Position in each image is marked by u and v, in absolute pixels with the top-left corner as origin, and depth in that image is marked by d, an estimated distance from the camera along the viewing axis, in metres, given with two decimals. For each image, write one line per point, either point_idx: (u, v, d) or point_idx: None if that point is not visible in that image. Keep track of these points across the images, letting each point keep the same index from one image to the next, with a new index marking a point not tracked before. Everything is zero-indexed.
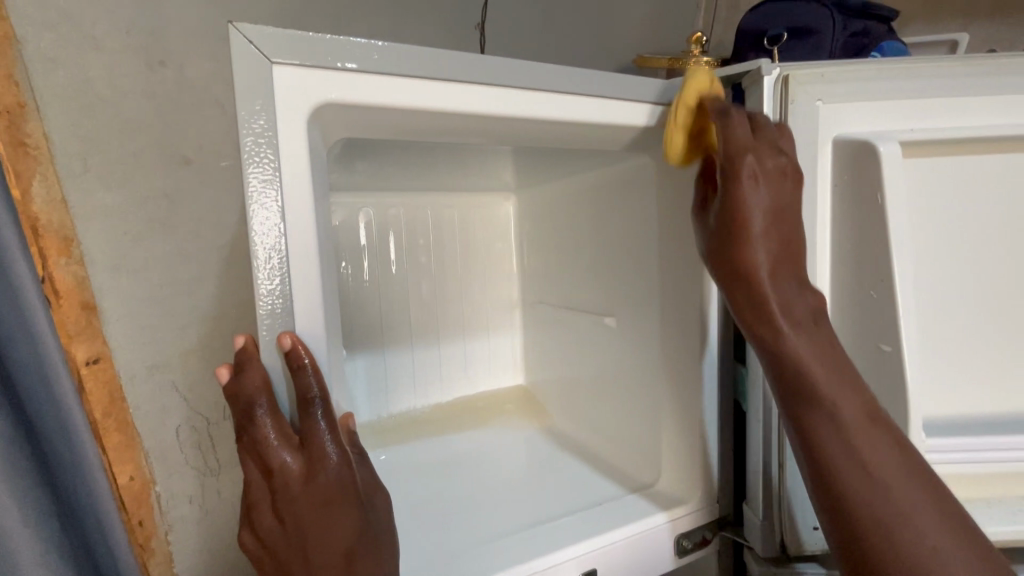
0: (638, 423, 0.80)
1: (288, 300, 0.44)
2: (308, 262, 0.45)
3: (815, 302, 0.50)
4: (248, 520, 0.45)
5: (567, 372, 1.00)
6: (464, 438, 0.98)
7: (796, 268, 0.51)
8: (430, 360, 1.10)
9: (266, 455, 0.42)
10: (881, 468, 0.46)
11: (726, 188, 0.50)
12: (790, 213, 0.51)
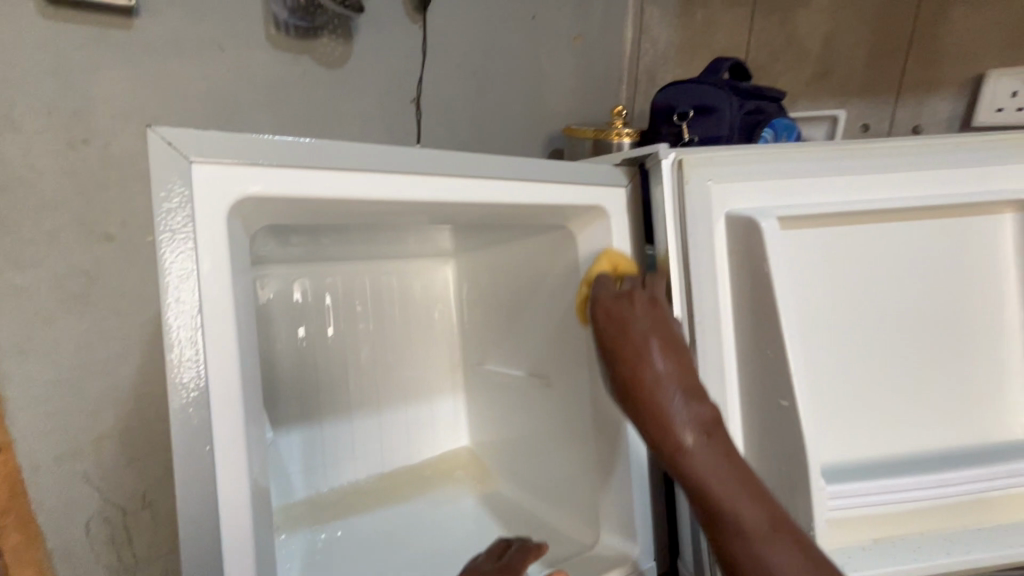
0: (577, 483, 0.81)
1: (203, 391, 0.44)
2: (226, 352, 0.45)
3: (710, 417, 0.54)
4: None
5: (509, 433, 1.00)
6: (405, 509, 0.94)
7: (687, 386, 0.56)
8: (370, 429, 1.08)
9: None
10: (721, 473, 0.52)
11: (609, 333, 0.60)
12: (673, 341, 0.58)
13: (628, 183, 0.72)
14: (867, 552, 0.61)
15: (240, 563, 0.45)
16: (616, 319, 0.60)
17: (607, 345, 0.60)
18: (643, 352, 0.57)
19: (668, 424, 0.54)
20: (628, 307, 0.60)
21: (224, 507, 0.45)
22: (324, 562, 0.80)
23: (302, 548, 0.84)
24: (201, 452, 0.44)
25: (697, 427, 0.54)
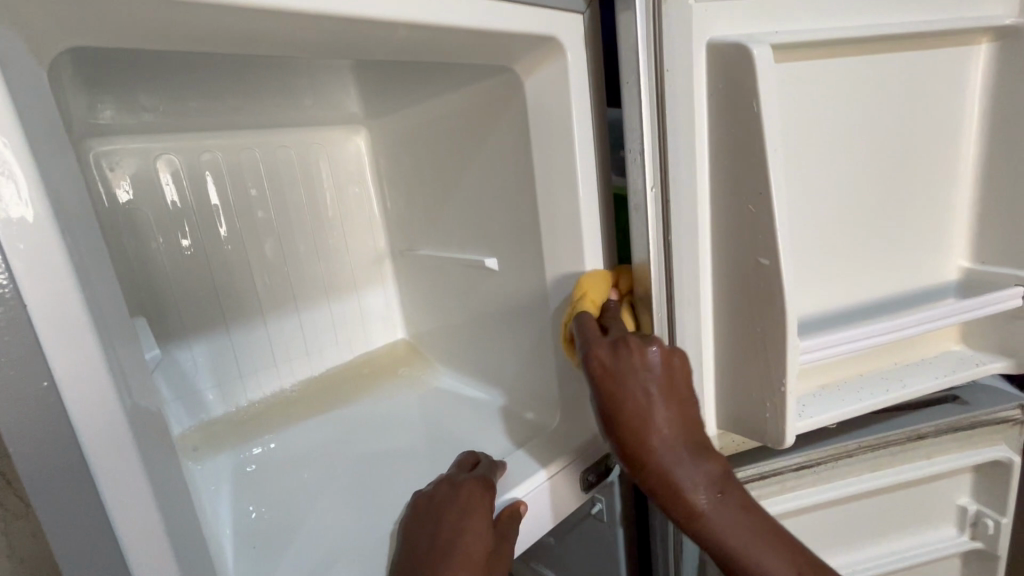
0: (534, 366, 0.76)
1: (16, 308, 0.29)
2: (42, 248, 0.29)
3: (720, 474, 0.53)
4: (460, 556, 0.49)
5: (451, 321, 0.92)
6: (342, 414, 0.86)
7: (699, 450, 0.53)
8: (290, 331, 0.95)
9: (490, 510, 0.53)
10: (717, 507, 0.52)
11: (622, 408, 0.52)
12: (674, 396, 0.53)
13: (586, 8, 0.57)
14: (820, 400, 0.63)
15: (139, 525, 0.34)
16: (640, 417, 0.52)
17: (628, 449, 0.53)
18: (659, 439, 0.52)
19: (686, 499, 0.52)
20: (632, 368, 0.52)
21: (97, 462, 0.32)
22: (258, 480, 0.72)
23: (231, 466, 0.75)
24: (41, 392, 0.30)
25: (693, 458, 0.52)
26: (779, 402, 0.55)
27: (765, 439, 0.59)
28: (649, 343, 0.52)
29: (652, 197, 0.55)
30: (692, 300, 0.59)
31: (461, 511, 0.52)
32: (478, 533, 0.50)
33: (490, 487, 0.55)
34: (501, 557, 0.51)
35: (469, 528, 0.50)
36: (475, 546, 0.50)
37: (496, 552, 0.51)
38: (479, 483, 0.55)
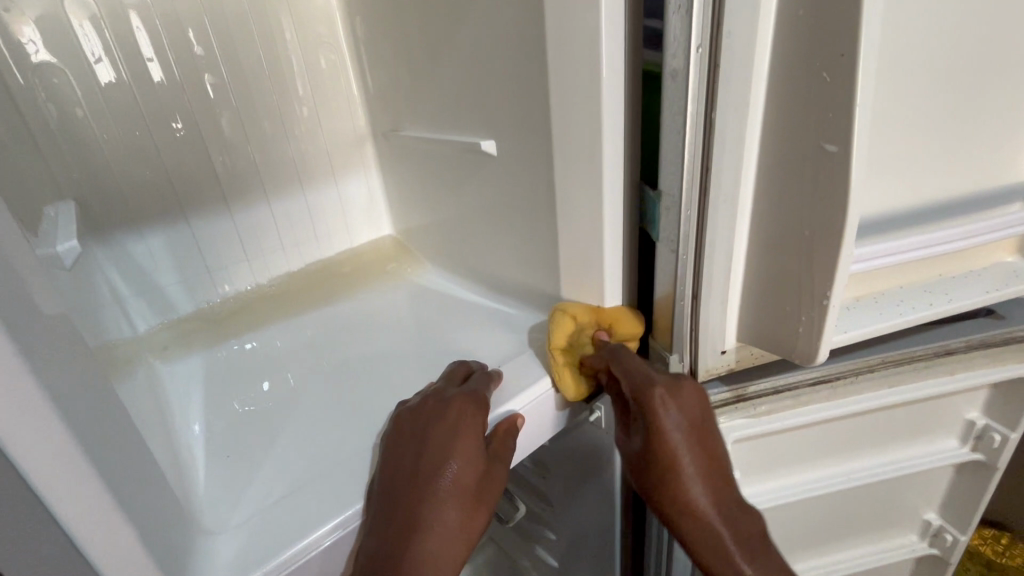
0: (536, 267, 0.68)
1: None
2: None
3: (756, 535, 0.54)
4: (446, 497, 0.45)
5: (442, 214, 0.82)
6: (323, 315, 0.79)
7: (736, 503, 0.54)
8: (263, 221, 0.85)
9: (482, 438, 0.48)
10: (760, 567, 0.53)
11: (654, 452, 0.53)
12: (707, 435, 0.53)
13: None
14: (857, 313, 0.55)
15: None
16: (671, 451, 0.52)
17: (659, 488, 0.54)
18: (690, 469, 0.52)
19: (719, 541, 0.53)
20: (673, 408, 0.52)
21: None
22: (235, 381, 0.67)
23: (206, 366, 0.70)
24: None
25: (731, 513, 0.54)
26: (817, 317, 0.48)
27: (791, 355, 0.53)
28: (689, 439, 0.52)
29: (696, 58, 0.43)
30: (729, 194, 0.49)
31: (449, 434, 0.47)
32: (466, 459, 0.46)
33: (483, 407, 0.49)
34: (496, 478, 0.47)
35: (455, 453, 0.46)
36: (464, 473, 0.46)
37: (493, 475, 0.47)
38: (471, 403, 0.49)
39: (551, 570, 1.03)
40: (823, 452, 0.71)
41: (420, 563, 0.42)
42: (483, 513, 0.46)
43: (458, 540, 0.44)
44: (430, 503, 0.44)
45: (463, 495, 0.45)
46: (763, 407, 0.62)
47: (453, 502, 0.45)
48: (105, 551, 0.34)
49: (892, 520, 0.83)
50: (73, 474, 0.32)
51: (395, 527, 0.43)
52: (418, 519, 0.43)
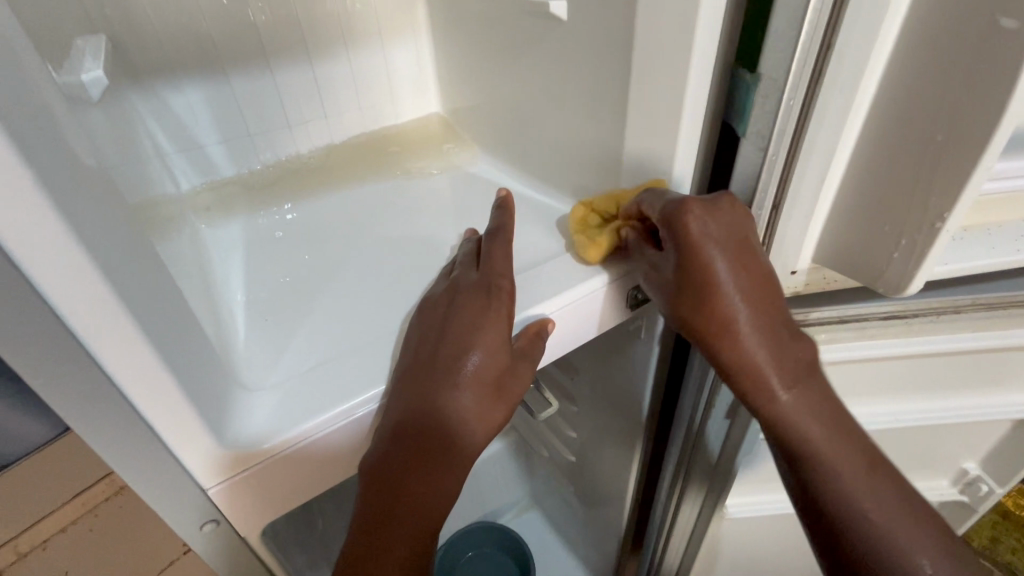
0: (596, 159, 0.62)
1: None
2: None
3: (807, 360, 0.50)
4: (466, 389, 0.44)
5: (496, 93, 0.75)
6: (363, 191, 0.76)
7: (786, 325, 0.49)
8: (305, 85, 0.79)
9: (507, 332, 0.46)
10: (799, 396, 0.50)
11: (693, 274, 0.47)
12: (758, 277, 0.47)
13: None
14: (968, 245, 0.47)
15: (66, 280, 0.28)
16: (715, 267, 0.46)
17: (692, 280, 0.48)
18: (732, 293, 0.47)
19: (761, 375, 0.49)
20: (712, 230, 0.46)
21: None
22: (278, 247, 0.67)
23: (248, 229, 0.70)
24: None
25: (779, 335, 0.49)
26: (921, 242, 0.42)
27: (874, 283, 0.47)
28: (734, 261, 0.46)
29: None
30: (849, 83, 0.40)
31: (475, 324, 0.46)
32: (490, 351, 0.45)
33: (511, 300, 0.48)
34: (522, 376, 0.47)
35: (478, 344, 0.45)
36: (488, 367, 0.45)
37: (517, 372, 0.47)
38: (501, 295, 0.47)
39: (569, 460, 1.08)
40: (879, 389, 0.67)
41: (434, 449, 0.43)
42: (505, 407, 0.46)
43: (476, 431, 0.45)
44: (448, 392, 0.43)
45: (482, 390, 0.45)
46: (823, 336, 0.57)
47: (471, 392, 0.44)
48: (147, 399, 0.35)
49: (928, 463, 0.80)
50: (107, 321, 0.32)
51: (412, 407, 0.43)
52: (437, 406, 0.43)
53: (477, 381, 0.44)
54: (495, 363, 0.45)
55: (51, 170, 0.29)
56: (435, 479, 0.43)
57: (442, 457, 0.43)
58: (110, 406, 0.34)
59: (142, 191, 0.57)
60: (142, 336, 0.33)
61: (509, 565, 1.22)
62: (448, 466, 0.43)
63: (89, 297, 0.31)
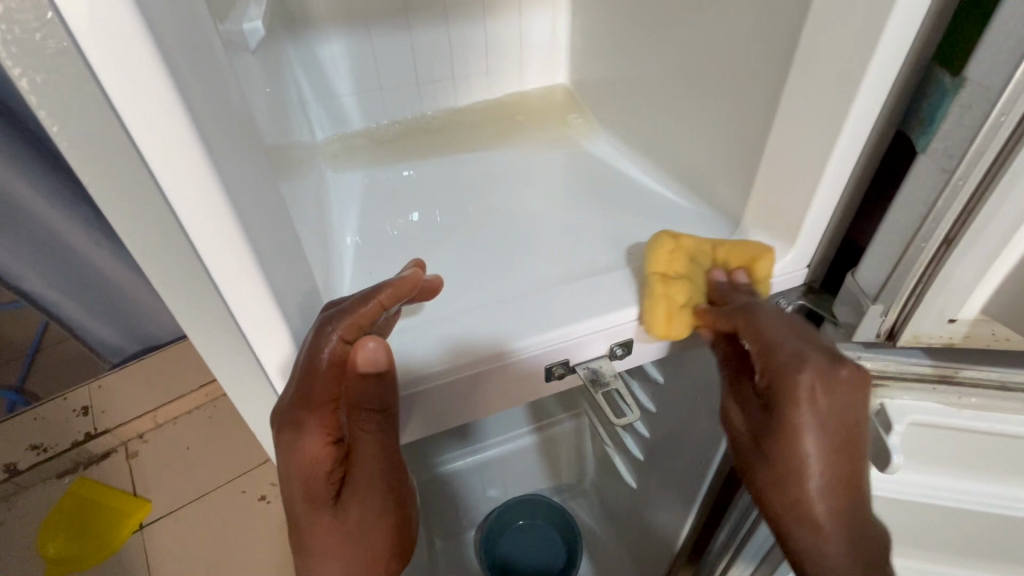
0: (734, 154, 0.58)
1: None
2: None
3: (870, 537, 0.42)
4: (305, 488, 0.41)
5: (634, 70, 0.71)
6: (477, 157, 0.76)
7: (852, 501, 0.42)
8: (440, 44, 0.80)
9: (315, 436, 0.40)
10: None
11: (782, 420, 0.41)
12: (846, 426, 0.41)
13: None
14: None
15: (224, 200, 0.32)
16: (800, 407, 0.40)
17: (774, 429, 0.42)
18: (809, 449, 0.41)
19: (816, 537, 0.42)
20: (806, 390, 0.40)
21: (133, 123, 0.29)
22: (393, 202, 0.70)
23: (368, 181, 0.73)
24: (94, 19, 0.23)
25: (839, 503, 0.42)
26: None
27: None
28: (826, 428, 0.40)
29: None
30: None
31: (293, 458, 0.40)
32: (312, 457, 0.41)
33: (321, 439, 0.41)
34: (371, 496, 0.43)
35: (291, 465, 0.40)
36: (303, 466, 0.41)
37: (352, 493, 0.42)
38: (297, 442, 0.40)
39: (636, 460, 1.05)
40: None
41: (322, 569, 0.44)
42: (376, 461, 0.43)
43: (352, 552, 0.44)
44: (307, 528, 0.43)
45: (330, 521, 0.42)
46: (973, 401, 0.46)
47: (318, 478, 0.41)
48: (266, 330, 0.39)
49: None
50: (237, 249, 0.35)
51: (301, 518, 0.43)
52: (306, 538, 0.43)
53: (322, 470, 0.41)
54: (319, 461, 0.41)
55: (201, 106, 0.32)
56: (370, 537, 0.44)
57: (334, 572, 0.44)
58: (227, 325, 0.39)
59: (286, 133, 0.62)
60: (253, 267, 0.37)
61: (555, 540, 1.24)
62: (348, 573, 0.44)
63: (224, 228, 0.34)
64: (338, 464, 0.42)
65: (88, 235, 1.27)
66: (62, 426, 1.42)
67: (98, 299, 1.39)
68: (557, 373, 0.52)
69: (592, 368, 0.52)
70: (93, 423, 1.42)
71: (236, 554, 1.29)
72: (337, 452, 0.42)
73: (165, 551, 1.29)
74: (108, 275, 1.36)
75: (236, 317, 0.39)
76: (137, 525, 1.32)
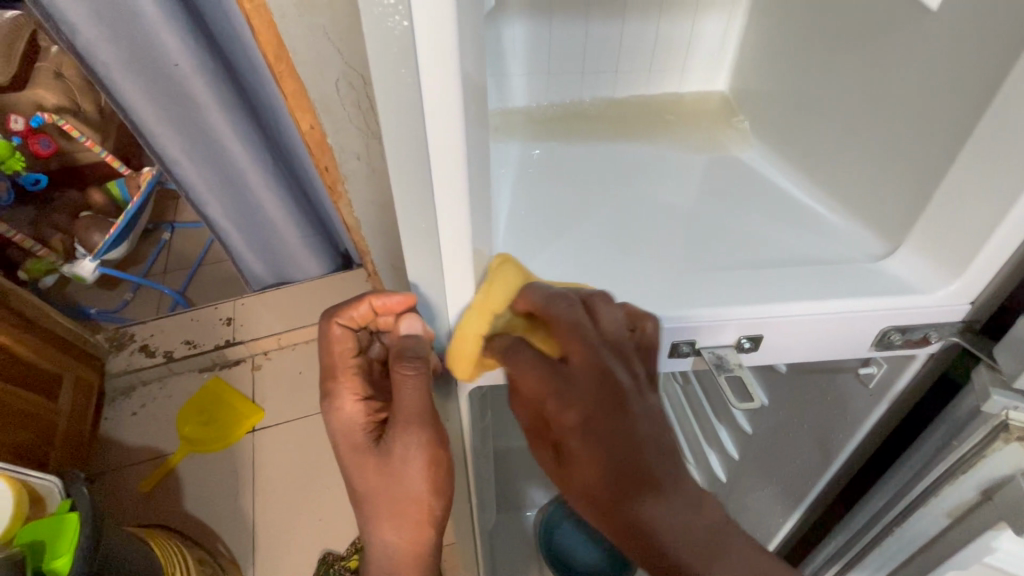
0: (906, 179, 0.57)
1: None
2: None
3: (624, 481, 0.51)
4: (344, 433, 0.57)
5: (805, 84, 0.72)
6: (625, 148, 0.80)
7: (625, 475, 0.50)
8: (612, 38, 0.85)
9: (347, 398, 0.58)
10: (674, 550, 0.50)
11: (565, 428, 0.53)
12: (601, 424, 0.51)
13: None
14: None
15: None
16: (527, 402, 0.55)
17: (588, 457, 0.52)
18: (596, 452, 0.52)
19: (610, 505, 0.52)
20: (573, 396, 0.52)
21: (419, 63, 0.40)
22: (543, 175, 0.76)
23: (522, 154, 0.80)
24: None
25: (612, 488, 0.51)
26: None
27: None
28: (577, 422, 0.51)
29: None
30: None
31: (336, 417, 0.58)
32: (342, 409, 0.57)
33: (350, 399, 0.58)
34: (405, 432, 0.54)
35: (334, 415, 0.58)
36: (340, 414, 0.58)
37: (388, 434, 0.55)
38: (337, 400, 0.58)
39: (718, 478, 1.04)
40: None
41: (375, 510, 0.55)
42: (406, 407, 0.54)
43: (395, 487, 0.55)
44: (358, 470, 0.56)
45: (376, 458, 0.55)
46: None
47: (348, 425, 0.57)
48: None
49: None
50: None
51: (345, 460, 0.57)
52: (360, 482, 0.56)
53: (347, 420, 0.57)
54: (348, 413, 0.58)
55: (461, 54, 0.40)
56: (402, 471, 0.55)
57: (381, 511, 0.55)
58: (432, 229, 0.49)
59: None
60: (462, 182, 0.46)
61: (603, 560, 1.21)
62: (396, 509, 0.55)
63: (448, 146, 0.44)
64: (373, 415, 0.58)
65: (265, 180, 1.49)
66: (209, 330, 1.66)
67: (259, 234, 1.63)
68: (681, 351, 0.57)
69: (717, 355, 0.56)
70: (232, 334, 1.66)
71: (324, 474, 1.44)
72: (365, 407, 0.58)
73: (272, 453, 1.49)
74: (270, 213, 1.57)
75: (435, 220, 0.48)
76: (250, 427, 1.54)
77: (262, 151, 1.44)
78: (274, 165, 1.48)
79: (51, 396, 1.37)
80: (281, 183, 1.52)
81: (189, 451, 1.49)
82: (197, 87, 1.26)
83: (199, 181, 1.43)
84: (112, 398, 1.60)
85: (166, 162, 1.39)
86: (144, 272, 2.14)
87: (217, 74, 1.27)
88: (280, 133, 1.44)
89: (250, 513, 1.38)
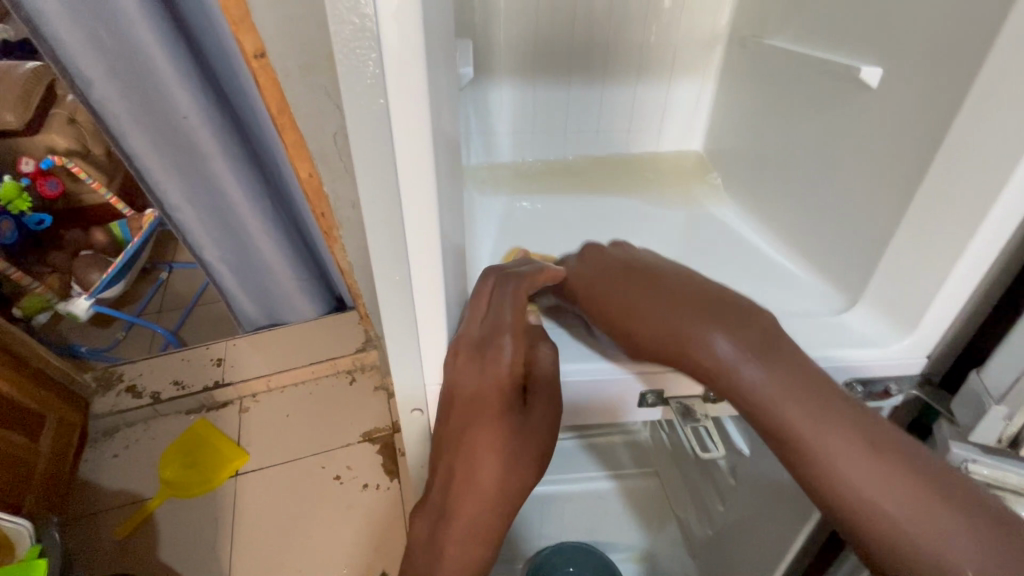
0: (857, 236, 0.61)
1: None
2: None
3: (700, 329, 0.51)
4: (494, 381, 0.49)
5: (768, 146, 0.78)
6: (606, 200, 0.85)
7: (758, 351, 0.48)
8: (591, 100, 0.93)
9: (517, 355, 0.50)
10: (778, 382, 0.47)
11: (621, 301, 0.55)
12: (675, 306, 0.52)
13: None
14: None
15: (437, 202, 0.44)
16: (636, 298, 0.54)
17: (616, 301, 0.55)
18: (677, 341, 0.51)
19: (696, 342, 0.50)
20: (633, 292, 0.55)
21: None
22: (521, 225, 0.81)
23: (506, 204, 0.85)
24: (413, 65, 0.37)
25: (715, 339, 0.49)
26: None
27: None
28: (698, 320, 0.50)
29: None
30: None
31: (488, 365, 0.49)
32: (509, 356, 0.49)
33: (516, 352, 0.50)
34: (548, 400, 0.53)
35: (500, 359, 0.49)
36: (498, 366, 0.49)
37: (535, 398, 0.52)
38: (497, 350, 0.49)
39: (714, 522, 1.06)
40: None
41: (491, 460, 0.48)
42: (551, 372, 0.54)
43: (523, 449, 0.50)
44: (489, 429, 0.48)
45: (519, 423, 0.50)
46: None
47: (501, 379, 0.49)
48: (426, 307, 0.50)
49: None
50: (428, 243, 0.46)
51: (479, 411, 0.49)
52: (484, 442, 0.48)
53: (501, 372, 0.49)
54: (507, 369, 0.49)
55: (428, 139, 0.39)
56: (537, 426, 0.51)
57: (498, 459, 0.48)
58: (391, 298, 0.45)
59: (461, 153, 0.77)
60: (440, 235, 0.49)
61: None
62: (518, 458, 0.50)
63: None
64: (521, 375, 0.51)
65: (264, 225, 1.53)
66: (199, 371, 1.66)
67: (253, 277, 1.66)
68: (649, 401, 0.62)
69: (684, 404, 0.61)
70: (222, 375, 1.66)
71: (306, 521, 1.41)
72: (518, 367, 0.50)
73: (253, 501, 1.45)
74: (266, 256, 1.61)
75: None
76: (234, 472, 1.51)
77: (263, 198, 1.49)
78: (272, 212, 1.53)
79: (33, 437, 1.36)
80: (278, 228, 1.57)
81: (169, 496, 1.46)
82: (201, 137, 1.32)
83: (197, 226, 1.47)
84: (95, 439, 1.58)
85: (166, 207, 1.43)
86: (139, 311, 2.15)
87: (222, 126, 1.34)
88: (279, 180, 1.50)
89: (226, 564, 1.33)
